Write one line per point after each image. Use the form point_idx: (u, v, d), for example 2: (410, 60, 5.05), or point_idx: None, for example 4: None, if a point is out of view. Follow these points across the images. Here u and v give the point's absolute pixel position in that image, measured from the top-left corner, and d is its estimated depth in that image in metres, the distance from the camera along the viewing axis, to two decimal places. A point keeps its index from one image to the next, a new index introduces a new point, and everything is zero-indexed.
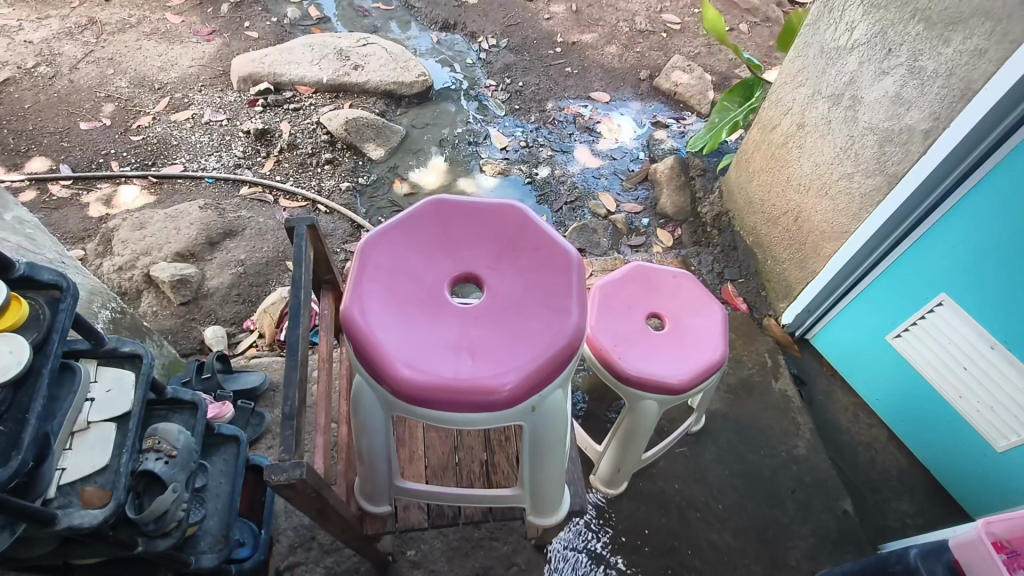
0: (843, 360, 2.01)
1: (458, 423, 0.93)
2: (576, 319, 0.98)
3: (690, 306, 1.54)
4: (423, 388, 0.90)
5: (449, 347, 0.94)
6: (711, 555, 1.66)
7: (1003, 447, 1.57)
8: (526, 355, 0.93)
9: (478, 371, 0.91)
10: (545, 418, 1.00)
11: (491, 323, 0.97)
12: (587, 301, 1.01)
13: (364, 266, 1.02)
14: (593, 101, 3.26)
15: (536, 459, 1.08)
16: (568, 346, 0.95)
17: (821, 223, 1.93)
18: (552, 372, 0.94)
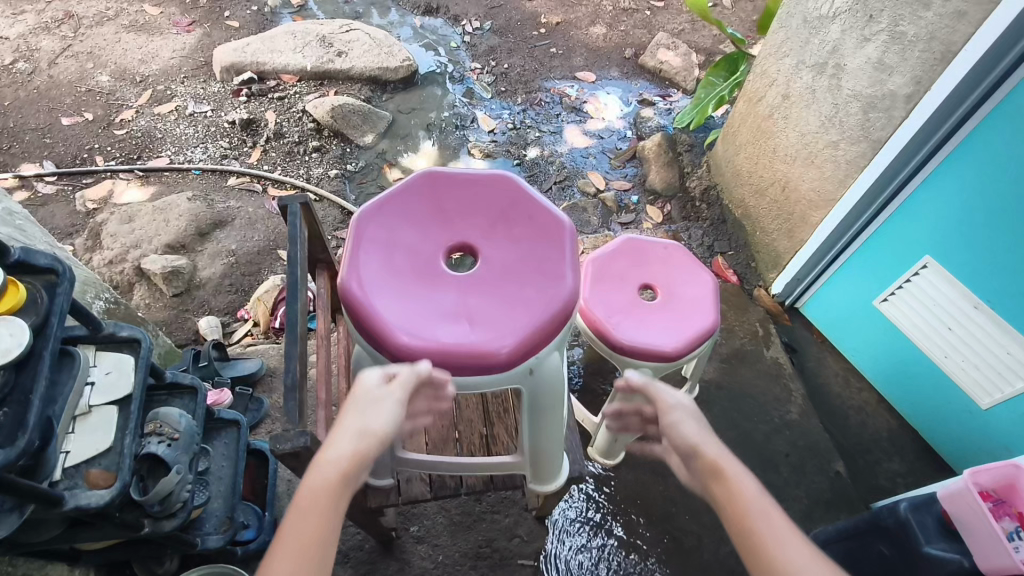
0: (832, 327, 2.05)
1: (459, 387, 0.94)
2: (569, 284, 0.99)
3: (682, 274, 1.56)
4: (425, 355, 0.91)
5: (447, 315, 0.96)
6: (709, 519, 1.71)
7: (987, 404, 1.61)
8: (522, 320, 0.95)
9: (476, 336, 0.93)
10: (543, 384, 1.01)
11: (487, 291, 0.99)
12: (580, 265, 1.02)
13: (359, 239, 1.03)
14: (578, 81, 3.26)
15: (534, 424, 1.10)
16: (563, 309, 0.97)
17: (807, 191, 1.96)
18: (549, 336, 0.96)
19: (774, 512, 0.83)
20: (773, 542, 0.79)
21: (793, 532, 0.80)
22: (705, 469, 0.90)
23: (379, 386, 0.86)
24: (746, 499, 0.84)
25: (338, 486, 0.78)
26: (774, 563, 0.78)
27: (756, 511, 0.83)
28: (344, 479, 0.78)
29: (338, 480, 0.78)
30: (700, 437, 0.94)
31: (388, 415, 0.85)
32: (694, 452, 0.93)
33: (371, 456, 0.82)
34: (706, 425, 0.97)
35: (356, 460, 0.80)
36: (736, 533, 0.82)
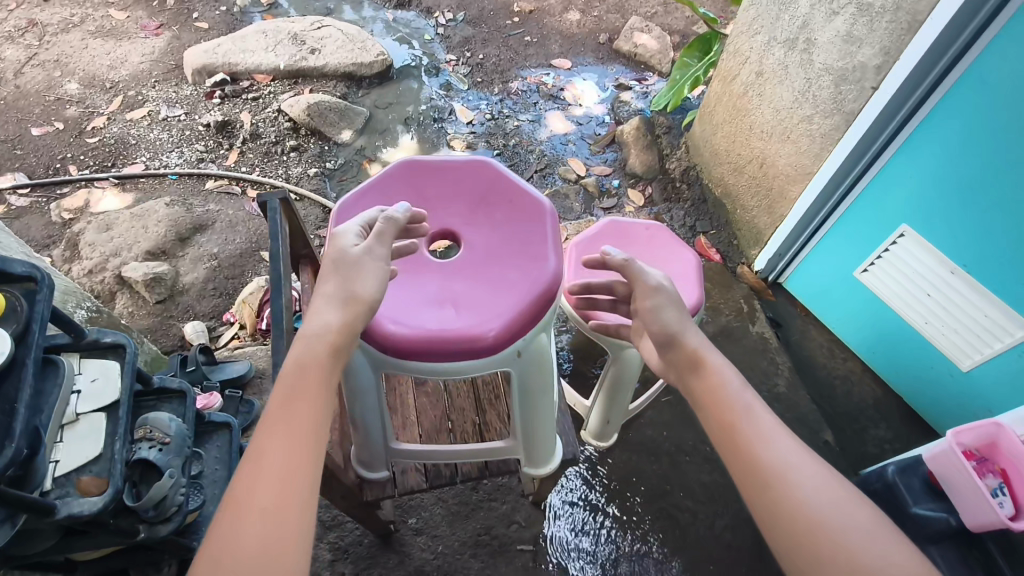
0: (816, 300, 2.07)
1: (448, 374, 0.95)
2: (553, 265, 1.00)
3: (664, 253, 1.57)
4: (413, 343, 0.92)
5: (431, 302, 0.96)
6: (702, 494, 1.74)
7: (968, 366, 1.65)
8: (508, 304, 0.96)
9: (462, 322, 0.94)
10: (531, 364, 1.02)
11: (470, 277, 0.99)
12: (562, 246, 1.03)
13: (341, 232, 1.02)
14: (554, 69, 3.26)
15: (523, 407, 1.11)
16: (547, 291, 0.98)
17: (785, 167, 1.97)
18: (534, 318, 0.96)
19: (761, 414, 0.84)
20: (757, 439, 0.81)
21: (780, 431, 0.82)
22: (685, 363, 0.93)
23: (358, 242, 0.90)
24: (734, 401, 0.85)
25: (323, 365, 0.81)
26: (758, 459, 0.79)
27: (743, 412, 0.84)
28: (330, 356, 0.82)
29: (324, 357, 0.81)
30: (679, 323, 0.96)
31: (371, 277, 0.88)
32: (672, 340, 0.95)
33: (356, 327, 0.85)
34: (684, 309, 0.99)
35: (341, 335, 0.84)
36: (722, 433, 0.84)
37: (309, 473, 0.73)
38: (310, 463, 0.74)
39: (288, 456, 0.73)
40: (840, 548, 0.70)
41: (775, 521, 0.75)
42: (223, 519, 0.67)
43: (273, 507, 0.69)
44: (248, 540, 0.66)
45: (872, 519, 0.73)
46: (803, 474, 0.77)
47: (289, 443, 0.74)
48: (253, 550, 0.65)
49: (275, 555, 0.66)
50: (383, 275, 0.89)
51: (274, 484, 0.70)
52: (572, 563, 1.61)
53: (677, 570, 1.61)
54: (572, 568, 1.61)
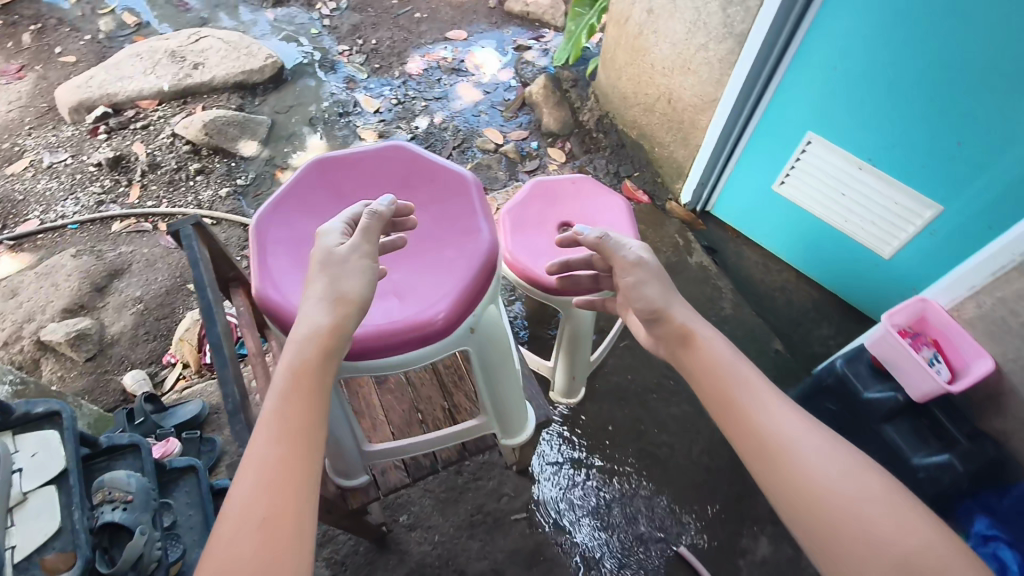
0: (743, 220, 2.15)
1: (404, 364, 0.93)
2: (487, 235, 1.00)
3: (595, 203, 1.58)
4: (359, 339, 0.89)
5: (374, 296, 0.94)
6: (674, 426, 1.81)
7: (889, 253, 1.76)
8: (451, 282, 0.95)
9: (409, 310, 0.92)
10: (486, 337, 1.02)
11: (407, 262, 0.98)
12: (493, 215, 1.03)
13: (261, 237, 0.97)
14: (451, 42, 3.20)
15: (489, 381, 1.11)
16: (487, 262, 0.98)
17: (691, 98, 2.01)
18: (480, 291, 0.96)
19: (762, 385, 0.83)
20: (756, 411, 0.80)
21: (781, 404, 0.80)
22: (676, 338, 0.94)
23: (343, 242, 0.86)
24: (731, 372, 0.85)
25: (318, 368, 0.79)
26: (757, 428, 0.79)
27: (740, 383, 0.84)
28: (325, 359, 0.80)
29: (319, 360, 0.79)
30: (664, 300, 0.97)
31: (358, 276, 0.85)
32: (660, 318, 0.96)
33: (348, 326, 0.83)
34: (667, 285, 0.99)
35: (333, 335, 0.81)
36: (719, 406, 0.84)
37: (307, 480, 0.71)
38: (308, 471, 0.71)
39: (284, 464, 0.70)
40: (850, 517, 0.69)
41: (780, 495, 0.74)
42: (221, 531, 0.65)
43: (272, 514, 0.66)
44: (248, 553, 0.63)
45: (882, 485, 0.71)
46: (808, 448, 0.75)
47: (285, 451, 0.71)
48: (253, 562, 0.63)
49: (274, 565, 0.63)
50: (370, 271, 0.86)
51: (268, 491, 0.68)
52: (567, 520, 1.65)
53: (666, 503, 1.68)
54: (568, 524, 1.65)
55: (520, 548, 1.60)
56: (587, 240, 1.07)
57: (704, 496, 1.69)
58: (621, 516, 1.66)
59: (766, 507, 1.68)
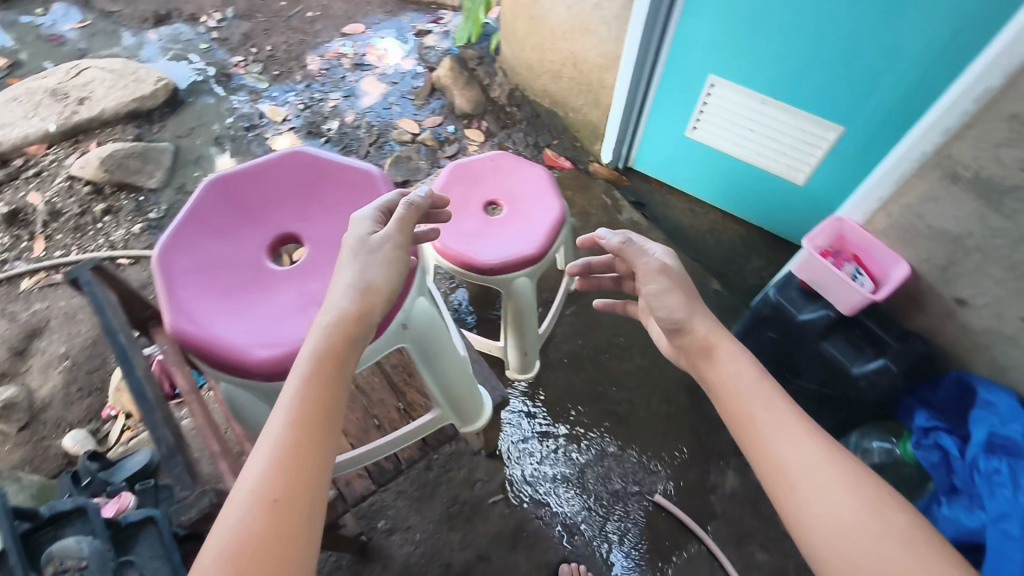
0: (665, 171, 2.19)
1: None
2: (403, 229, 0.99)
3: (516, 178, 1.57)
4: (288, 357, 0.86)
5: (295, 310, 0.91)
6: (629, 381, 1.84)
7: (803, 180, 1.84)
8: None
9: None
10: (418, 332, 1.02)
11: (326, 270, 0.95)
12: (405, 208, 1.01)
13: (165, 268, 0.92)
14: (348, 37, 3.11)
15: (433, 372, 1.10)
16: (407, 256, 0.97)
17: (595, 59, 2.02)
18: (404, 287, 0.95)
19: (793, 414, 0.81)
20: (781, 443, 0.78)
21: (814, 439, 0.78)
22: (698, 353, 0.93)
23: (377, 232, 0.91)
24: (758, 397, 0.84)
25: (343, 356, 0.81)
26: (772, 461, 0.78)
27: (766, 412, 0.82)
28: (351, 347, 0.82)
29: (344, 348, 0.81)
30: (686, 310, 0.97)
31: (385, 268, 0.89)
32: (682, 328, 0.96)
33: (374, 316, 0.86)
34: (690, 294, 0.99)
35: (360, 324, 0.84)
36: (743, 432, 0.83)
37: (321, 466, 0.72)
38: (323, 457, 0.73)
39: (301, 447, 0.72)
40: (867, 553, 0.67)
41: (799, 529, 0.73)
42: (237, 503, 0.66)
43: (283, 498, 0.67)
44: (259, 531, 0.64)
45: (905, 521, 0.69)
46: (839, 494, 0.72)
47: (303, 432, 0.73)
48: (264, 539, 0.64)
49: (282, 545, 0.64)
50: (398, 267, 0.90)
51: (282, 474, 0.69)
52: (544, 493, 1.67)
53: (636, 457, 1.73)
54: (546, 496, 1.67)
55: (501, 529, 1.61)
56: (609, 245, 1.07)
57: (669, 442, 1.75)
58: (595, 478, 1.69)
59: (728, 442, 1.74)
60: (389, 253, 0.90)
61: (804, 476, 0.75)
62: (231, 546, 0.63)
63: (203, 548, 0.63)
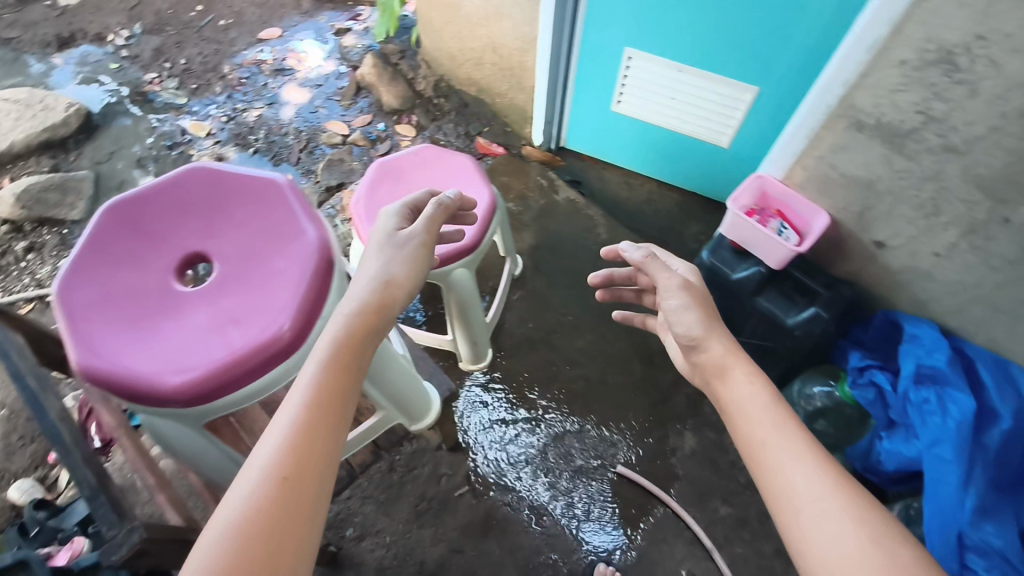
0: (597, 146, 2.21)
1: (265, 387, 0.90)
2: (314, 233, 0.97)
3: (444, 169, 1.55)
4: (202, 381, 0.84)
5: (210, 330, 0.89)
6: (581, 358, 1.87)
7: (728, 142, 1.88)
8: (287, 291, 0.91)
9: (250, 333, 0.88)
10: None
11: (239, 285, 0.93)
12: (315, 212, 0.99)
13: (67, 305, 0.89)
14: (266, 42, 3.01)
15: (372, 378, 1.08)
16: (321, 260, 0.95)
17: (514, 42, 2.00)
18: (321, 291, 0.93)
19: (802, 443, 0.81)
20: (784, 470, 0.79)
21: (824, 473, 0.77)
22: (712, 371, 0.95)
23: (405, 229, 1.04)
24: (770, 419, 0.85)
25: (357, 346, 0.89)
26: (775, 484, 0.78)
27: (777, 440, 0.82)
28: (366, 338, 0.90)
29: (362, 337, 0.89)
30: (703, 327, 0.98)
31: (408, 264, 1.01)
32: (698, 345, 0.97)
33: (393, 307, 0.96)
34: (708, 312, 1.00)
35: (376, 314, 0.93)
36: (753, 455, 0.83)
37: (330, 451, 0.78)
38: (333, 442, 0.79)
39: (313, 430, 0.78)
40: None
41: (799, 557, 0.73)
42: (245, 478, 0.72)
43: (290, 476, 0.73)
44: (267, 506, 0.70)
45: (911, 560, 0.68)
46: (842, 531, 0.71)
47: (316, 416, 0.79)
48: (275, 512, 0.70)
49: (291, 519, 0.71)
50: (418, 263, 1.02)
51: (292, 453, 0.75)
52: (511, 478, 1.68)
53: (595, 430, 1.75)
54: (512, 481, 1.68)
55: (470, 520, 1.62)
56: (633, 259, 1.08)
57: (626, 412, 1.78)
58: (559, 456, 1.72)
59: (682, 405, 1.79)
60: (416, 249, 1.03)
61: (807, 509, 0.74)
62: (241, 516, 0.69)
63: (216, 514, 0.70)
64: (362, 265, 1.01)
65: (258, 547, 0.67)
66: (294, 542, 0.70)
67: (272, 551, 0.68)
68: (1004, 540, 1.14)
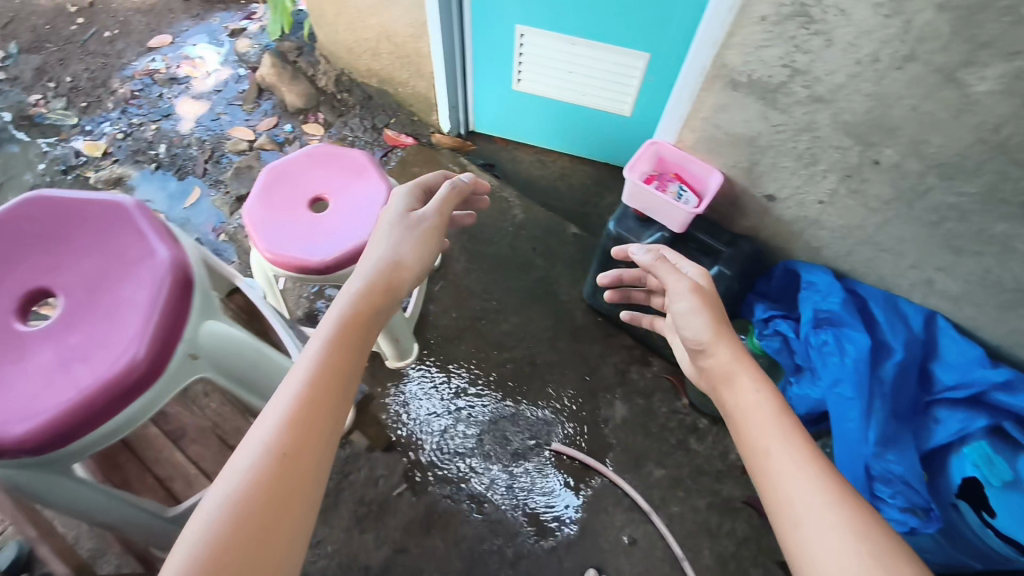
0: (506, 127, 2.19)
1: (128, 422, 0.89)
2: (166, 257, 0.95)
3: (336, 166, 1.51)
4: (52, 426, 0.83)
5: (62, 372, 0.87)
6: (508, 341, 1.86)
7: (629, 110, 1.89)
8: (139, 321, 0.90)
9: (101, 370, 0.86)
10: (213, 353, 0.98)
11: (91, 321, 0.91)
12: (166, 235, 0.98)
13: None
14: (156, 50, 2.85)
15: (258, 392, 1.10)
16: (174, 284, 0.93)
17: (405, 30, 1.95)
18: (177, 317, 0.92)
19: (805, 451, 0.80)
20: (786, 483, 0.77)
21: (825, 485, 0.75)
22: (717, 376, 0.95)
23: (427, 210, 1.15)
24: (774, 426, 0.84)
25: (358, 331, 0.94)
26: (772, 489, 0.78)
27: (780, 448, 0.81)
28: (368, 322, 0.96)
29: (363, 324, 0.95)
30: (711, 332, 0.99)
31: (422, 246, 1.10)
32: (706, 350, 0.98)
33: (399, 289, 1.03)
34: (717, 316, 1.00)
35: (379, 298, 1.00)
36: (755, 463, 0.82)
37: (331, 428, 0.84)
38: (330, 424, 0.84)
39: (313, 411, 0.83)
40: None
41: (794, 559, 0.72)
42: (256, 446, 0.77)
43: (295, 448, 0.79)
44: (272, 475, 0.76)
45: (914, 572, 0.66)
46: (840, 545, 0.69)
47: (315, 397, 0.84)
48: (276, 484, 0.75)
49: (290, 496, 0.75)
50: (434, 245, 1.12)
51: (300, 425, 0.81)
52: (449, 469, 1.68)
53: (529, 411, 1.76)
54: (451, 472, 1.67)
55: (412, 518, 1.60)
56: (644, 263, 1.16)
57: (557, 389, 1.79)
58: (495, 440, 1.72)
59: (611, 374, 1.81)
60: (424, 234, 1.11)
61: (806, 517, 0.73)
62: (241, 488, 0.74)
63: (214, 488, 0.74)
64: (371, 247, 1.08)
65: (257, 522, 0.72)
66: (292, 513, 0.75)
67: (267, 530, 0.72)
68: (905, 467, 1.19)
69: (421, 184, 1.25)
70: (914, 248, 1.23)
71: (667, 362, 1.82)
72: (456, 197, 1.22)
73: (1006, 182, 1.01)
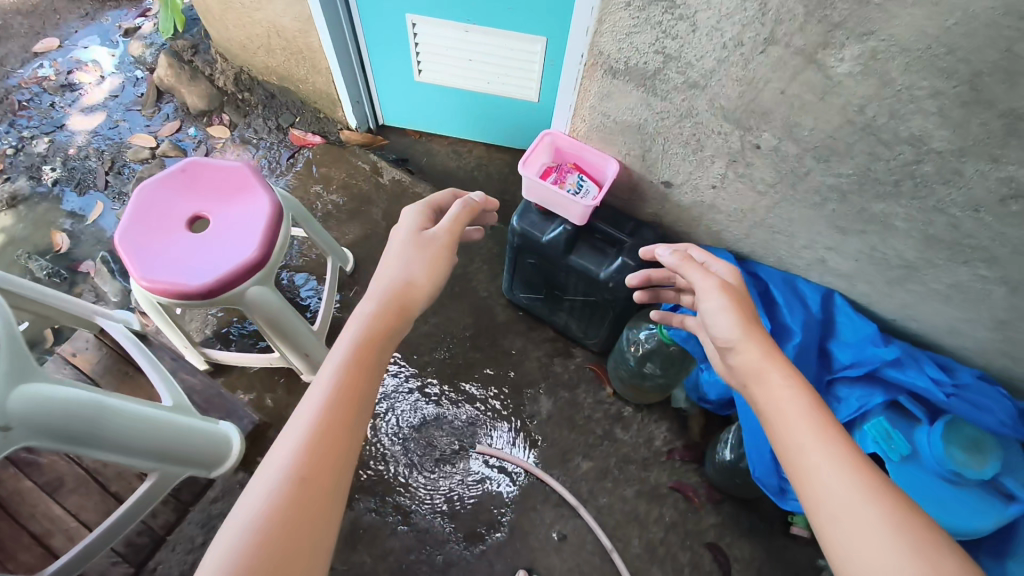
0: (416, 119, 2.12)
1: None
2: None
3: (215, 182, 1.42)
4: None
5: None
6: (428, 343, 1.82)
7: (536, 95, 1.83)
8: None
9: None
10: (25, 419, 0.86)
11: None
12: None
13: None
14: (43, 56, 2.65)
15: (105, 447, 0.99)
16: None
17: (292, 24, 1.84)
18: None
19: (843, 446, 0.72)
20: (819, 478, 0.70)
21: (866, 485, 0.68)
22: (746, 373, 0.83)
23: (439, 227, 1.05)
24: (811, 421, 0.75)
25: (376, 347, 0.88)
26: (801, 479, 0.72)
27: (815, 443, 0.72)
28: (383, 337, 0.89)
29: (379, 339, 0.89)
30: (741, 329, 0.85)
31: (429, 268, 0.99)
32: (733, 348, 0.85)
33: (412, 309, 0.95)
34: (749, 314, 0.87)
35: (392, 316, 0.92)
36: (786, 459, 0.74)
37: (346, 449, 0.79)
38: (345, 447, 0.79)
39: (331, 434, 0.78)
40: None
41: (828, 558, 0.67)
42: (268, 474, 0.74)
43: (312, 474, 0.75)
44: (285, 503, 0.72)
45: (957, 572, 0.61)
46: (886, 551, 0.63)
47: (334, 420, 0.79)
48: (290, 512, 0.72)
49: (303, 522, 0.72)
50: (446, 266, 1.02)
51: (316, 450, 0.76)
52: (373, 477, 1.64)
53: (454, 412, 1.73)
54: (375, 481, 1.63)
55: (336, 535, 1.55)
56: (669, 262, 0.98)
57: (479, 388, 1.76)
58: (420, 445, 1.68)
59: (534, 369, 1.78)
60: (438, 250, 1.02)
61: (844, 518, 0.67)
62: (257, 517, 0.71)
63: (229, 516, 0.71)
64: (381, 263, 0.99)
65: (270, 555, 0.69)
66: (308, 544, 0.72)
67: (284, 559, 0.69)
68: None
69: (435, 203, 1.15)
70: (804, 229, 1.21)
71: (589, 352, 1.80)
72: (469, 216, 1.11)
73: (879, 163, 0.99)
